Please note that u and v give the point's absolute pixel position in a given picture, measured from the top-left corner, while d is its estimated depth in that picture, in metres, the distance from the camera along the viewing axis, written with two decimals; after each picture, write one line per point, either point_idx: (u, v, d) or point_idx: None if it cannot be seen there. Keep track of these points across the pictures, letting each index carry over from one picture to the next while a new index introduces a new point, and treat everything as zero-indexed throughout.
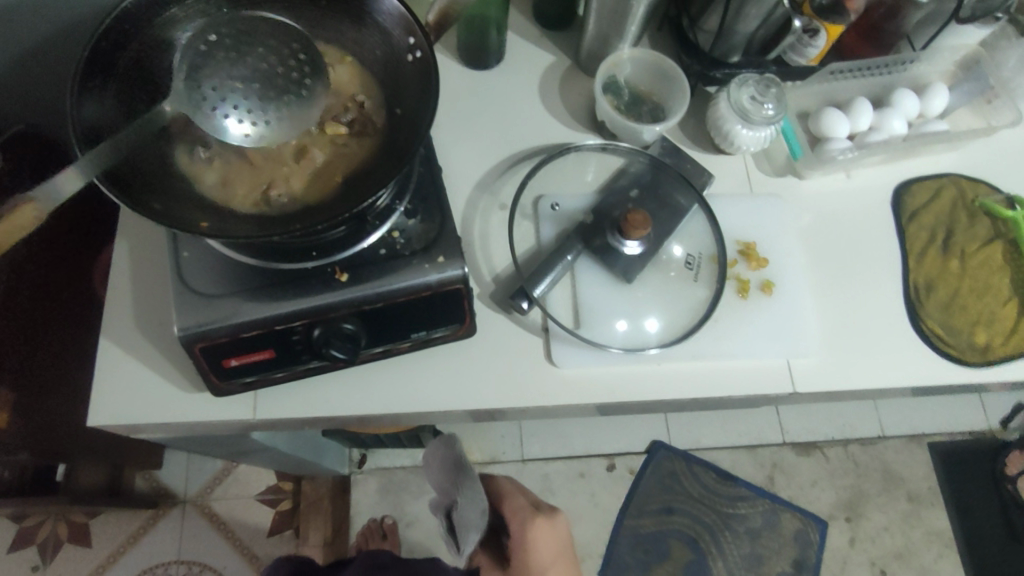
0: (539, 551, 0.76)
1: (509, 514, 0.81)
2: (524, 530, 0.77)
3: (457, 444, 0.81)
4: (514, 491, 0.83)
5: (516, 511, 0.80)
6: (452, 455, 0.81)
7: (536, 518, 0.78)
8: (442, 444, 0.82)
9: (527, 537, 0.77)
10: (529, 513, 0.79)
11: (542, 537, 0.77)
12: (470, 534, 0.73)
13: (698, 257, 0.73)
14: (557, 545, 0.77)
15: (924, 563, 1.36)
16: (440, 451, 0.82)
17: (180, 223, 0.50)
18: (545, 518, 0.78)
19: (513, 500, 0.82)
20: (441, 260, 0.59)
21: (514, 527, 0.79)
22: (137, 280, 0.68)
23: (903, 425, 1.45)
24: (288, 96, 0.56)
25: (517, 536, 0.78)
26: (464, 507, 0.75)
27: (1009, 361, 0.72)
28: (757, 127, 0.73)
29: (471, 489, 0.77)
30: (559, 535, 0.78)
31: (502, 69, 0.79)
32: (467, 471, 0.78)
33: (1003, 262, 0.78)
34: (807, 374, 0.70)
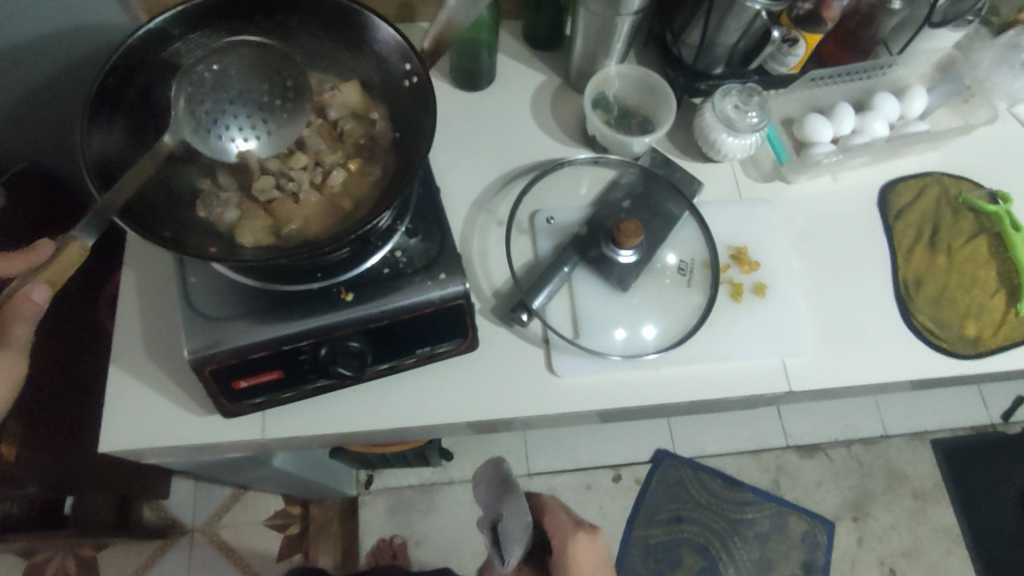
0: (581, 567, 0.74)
1: (551, 529, 0.79)
2: (566, 547, 0.76)
3: (506, 464, 0.78)
4: (556, 506, 0.82)
5: (558, 526, 0.79)
6: (499, 473, 0.77)
7: (578, 534, 0.77)
8: (490, 461, 0.78)
9: (569, 551, 0.76)
10: (571, 527, 0.78)
11: (581, 553, 0.75)
12: (515, 547, 0.71)
13: (691, 263, 0.74)
14: (600, 563, 0.77)
15: (935, 561, 1.36)
16: (486, 470, 0.78)
17: (191, 250, 0.52)
18: (587, 533, 0.77)
19: (555, 517, 0.80)
20: (442, 277, 0.61)
21: (556, 542, 0.78)
22: (147, 307, 0.69)
23: (906, 423, 1.46)
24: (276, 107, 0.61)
25: (559, 555, 0.76)
26: (510, 521, 0.73)
27: (1000, 352, 0.74)
28: (742, 134, 0.75)
29: (517, 504, 0.75)
30: (600, 553, 0.77)
31: (493, 89, 0.81)
32: (514, 487, 0.76)
33: (989, 255, 0.79)
34: (802, 373, 0.71)
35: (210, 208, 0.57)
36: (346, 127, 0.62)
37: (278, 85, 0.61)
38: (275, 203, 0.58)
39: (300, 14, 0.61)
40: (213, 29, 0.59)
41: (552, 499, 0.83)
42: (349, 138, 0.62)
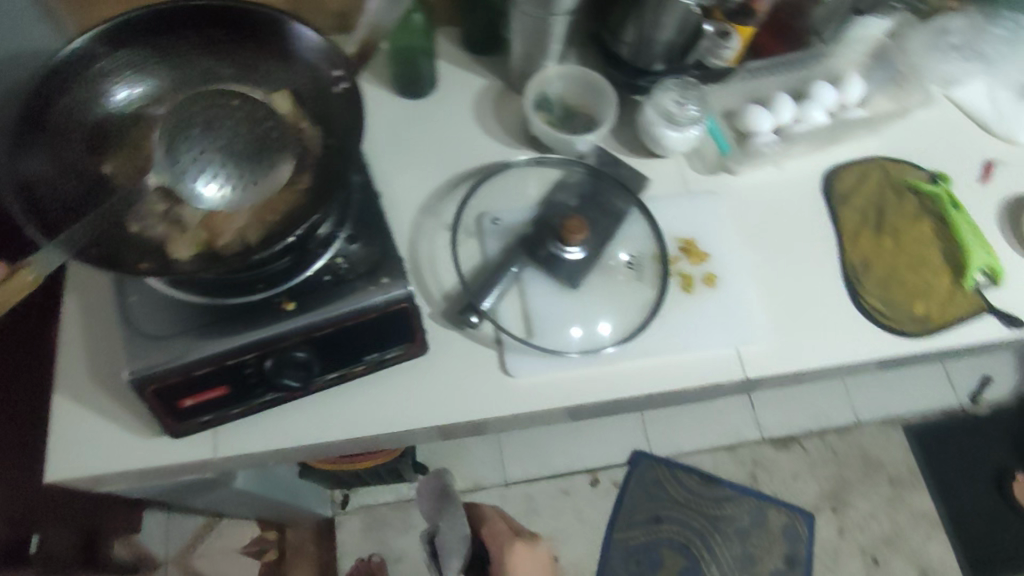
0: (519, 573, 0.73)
1: (490, 540, 0.79)
2: (503, 553, 0.76)
3: (446, 476, 0.86)
4: (496, 517, 0.83)
5: (496, 537, 0.79)
6: (440, 485, 0.85)
7: (517, 542, 0.76)
8: (432, 478, 0.86)
9: (506, 557, 0.75)
10: (509, 536, 0.78)
11: (520, 559, 0.75)
12: (453, 557, 0.73)
13: (641, 257, 0.75)
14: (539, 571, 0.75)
15: (914, 545, 1.37)
16: (429, 485, 0.85)
17: (120, 266, 0.52)
18: (525, 542, 0.77)
19: (496, 527, 0.80)
20: (386, 281, 0.60)
21: (495, 552, 0.77)
22: (91, 328, 0.68)
23: (876, 409, 1.47)
24: (256, 166, 0.59)
25: (497, 560, 0.76)
26: (448, 531, 0.77)
27: (949, 330, 0.75)
28: (684, 127, 0.76)
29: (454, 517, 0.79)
30: (541, 562, 0.76)
31: (435, 95, 0.81)
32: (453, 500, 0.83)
33: (933, 234, 0.81)
34: (756, 361, 0.72)
35: (140, 221, 0.57)
36: (275, 135, 0.61)
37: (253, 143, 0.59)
38: (208, 215, 0.57)
39: (224, 27, 0.62)
40: (139, 47, 0.61)
41: (492, 511, 0.85)
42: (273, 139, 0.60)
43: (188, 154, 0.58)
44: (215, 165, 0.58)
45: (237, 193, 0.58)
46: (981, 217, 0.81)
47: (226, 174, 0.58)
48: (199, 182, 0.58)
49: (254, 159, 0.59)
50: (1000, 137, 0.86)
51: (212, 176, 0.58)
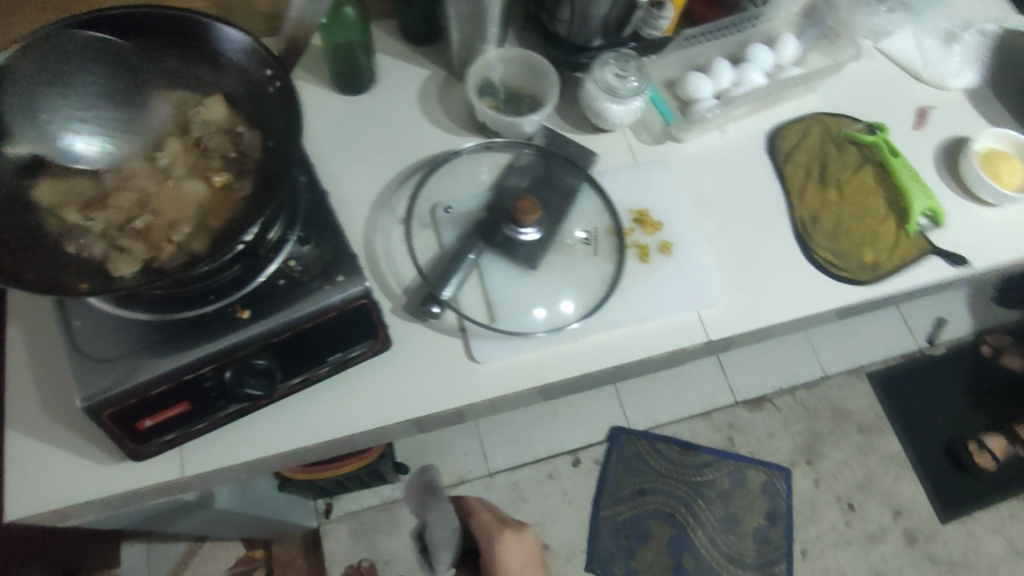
0: (509, 562, 0.73)
1: (478, 530, 0.79)
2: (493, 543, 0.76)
3: (433, 469, 0.77)
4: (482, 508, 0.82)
5: (484, 526, 0.79)
6: (426, 481, 0.76)
7: (504, 531, 0.76)
8: (418, 470, 0.77)
9: (496, 549, 0.75)
10: (497, 526, 0.78)
11: (510, 547, 0.75)
12: (443, 552, 0.71)
13: (596, 232, 0.75)
14: (529, 558, 0.75)
15: (888, 488, 1.42)
16: (415, 478, 0.77)
17: (60, 288, 0.50)
18: (513, 532, 0.77)
19: (483, 518, 0.80)
20: (341, 279, 0.60)
21: (483, 543, 0.78)
22: (40, 361, 0.66)
23: (841, 360, 1.51)
24: (126, 110, 0.60)
25: (488, 552, 0.76)
26: (436, 527, 0.73)
27: (899, 274, 0.77)
28: (626, 100, 0.76)
29: (446, 513, 0.73)
30: (529, 549, 0.76)
31: (377, 89, 0.80)
32: (442, 493, 0.75)
33: (875, 183, 0.83)
34: (717, 322, 0.73)
35: (79, 241, 0.55)
36: (213, 142, 0.60)
37: (128, 93, 0.60)
38: (150, 228, 0.56)
39: (148, 34, 0.60)
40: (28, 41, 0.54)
41: (478, 501, 0.84)
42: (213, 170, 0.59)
43: (56, 117, 0.57)
44: (96, 125, 0.58)
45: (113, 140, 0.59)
46: (920, 162, 0.84)
47: (102, 129, 0.59)
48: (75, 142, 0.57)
49: (131, 108, 0.60)
50: (931, 83, 0.89)
51: (87, 133, 0.58)
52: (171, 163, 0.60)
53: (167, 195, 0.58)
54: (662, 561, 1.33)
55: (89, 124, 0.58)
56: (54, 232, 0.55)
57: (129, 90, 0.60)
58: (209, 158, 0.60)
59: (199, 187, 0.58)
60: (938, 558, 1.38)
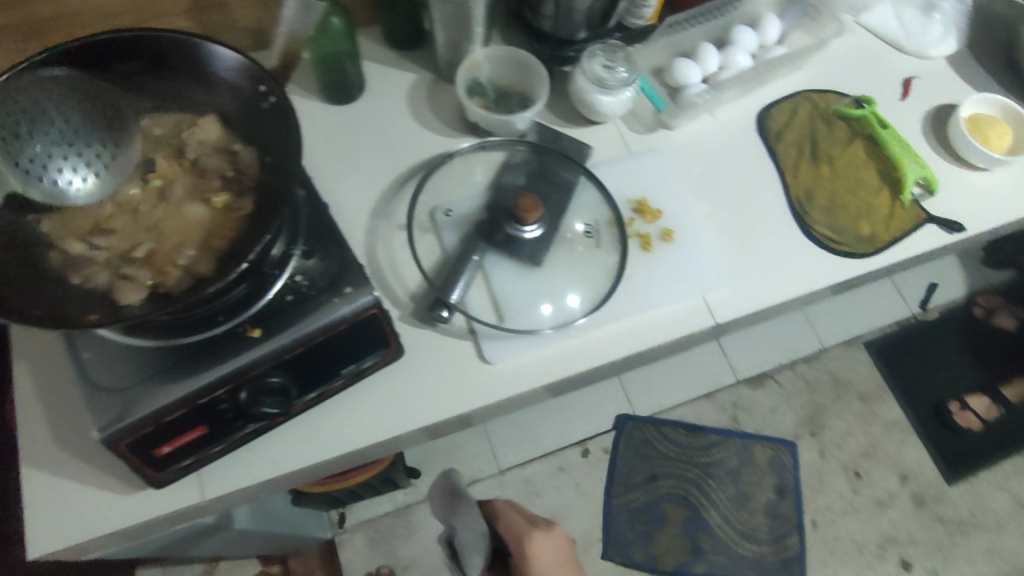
0: (540, 564, 0.74)
1: (507, 533, 0.79)
2: (524, 545, 0.76)
3: (456, 474, 0.79)
4: (510, 508, 0.81)
5: (513, 529, 0.78)
6: (450, 484, 0.78)
7: (533, 532, 0.77)
8: (440, 476, 0.80)
9: (528, 550, 0.75)
10: (526, 527, 0.78)
11: (542, 547, 0.76)
12: (473, 557, 0.71)
13: (597, 224, 0.75)
14: (562, 557, 0.76)
15: (893, 454, 1.44)
16: (438, 483, 0.79)
17: (69, 322, 0.49)
18: (542, 531, 0.77)
19: (510, 519, 0.80)
20: (350, 291, 0.59)
21: (514, 546, 0.77)
22: (48, 394, 0.65)
23: (838, 331, 1.53)
24: (110, 140, 0.56)
25: (519, 554, 0.76)
26: (464, 531, 0.73)
27: (896, 244, 0.78)
28: (616, 91, 0.76)
29: (471, 514, 0.75)
30: (561, 547, 0.77)
31: (366, 97, 0.80)
32: (466, 496, 0.77)
33: (866, 155, 0.84)
34: (722, 305, 0.73)
35: (83, 272, 0.54)
36: (210, 162, 0.60)
37: (107, 119, 0.55)
38: (153, 254, 0.55)
39: (134, 58, 0.59)
40: None
41: (504, 503, 0.82)
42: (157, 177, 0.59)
43: (42, 151, 0.52)
44: (82, 156, 0.54)
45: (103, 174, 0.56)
46: (907, 132, 0.85)
47: (86, 161, 0.54)
48: (63, 177, 0.53)
49: (112, 136, 0.56)
50: (911, 52, 0.90)
51: (76, 167, 0.54)
52: (173, 189, 0.59)
53: (169, 218, 0.58)
54: (678, 543, 1.35)
55: (76, 157, 0.54)
56: (56, 264, 0.54)
57: (111, 114, 0.56)
58: (208, 178, 0.59)
59: (200, 209, 0.58)
60: (947, 519, 1.41)
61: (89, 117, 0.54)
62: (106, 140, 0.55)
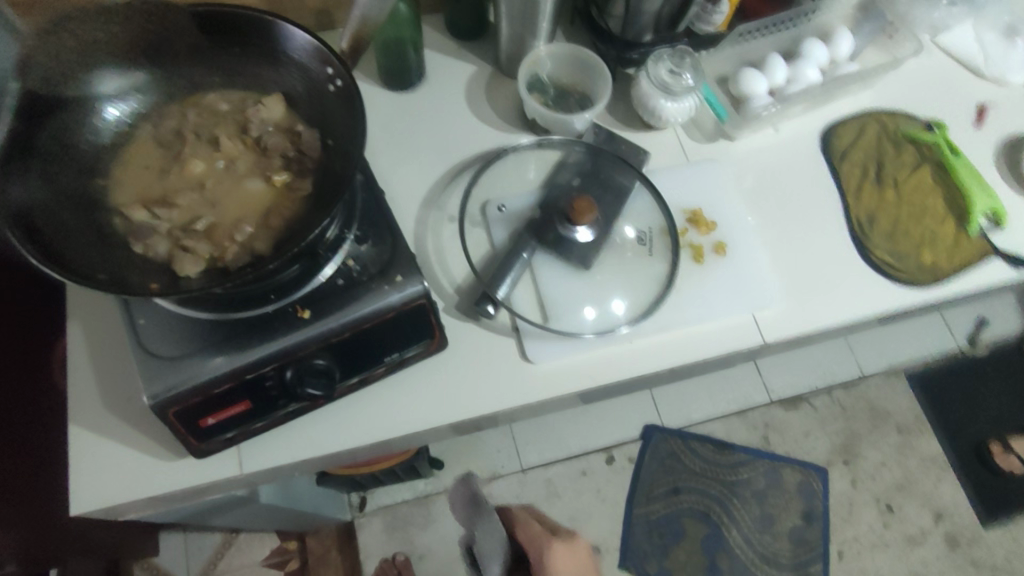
0: (560, 566, 0.71)
1: (527, 541, 0.78)
2: (541, 553, 0.74)
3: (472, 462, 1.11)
4: (529, 519, 0.81)
5: (534, 537, 0.77)
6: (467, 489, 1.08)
7: (555, 538, 0.75)
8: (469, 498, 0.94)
9: (544, 558, 0.72)
10: (547, 537, 0.76)
11: (561, 557, 0.72)
12: (493, 565, 0.77)
13: (649, 231, 0.74)
14: (581, 570, 0.73)
15: (927, 491, 1.40)
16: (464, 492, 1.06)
17: (132, 289, 0.50)
18: (564, 542, 0.75)
19: (531, 529, 0.79)
20: (400, 279, 0.59)
21: (533, 553, 0.75)
22: (100, 357, 0.67)
23: (880, 360, 1.49)
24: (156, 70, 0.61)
25: (536, 565, 0.73)
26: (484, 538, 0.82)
27: (958, 276, 0.75)
28: (680, 98, 0.75)
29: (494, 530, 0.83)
30: (581, 561, 0.74)
31: (426, 87, 0.80)
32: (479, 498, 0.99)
33: (933, 182, 0.81)
34: (772, 324, 0.72)
35: (145, 241, 0.55)
36: (273, 140, 0.61)
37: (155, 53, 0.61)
38: (213, 228, 0.56)
39: (206, 32, 0.60)
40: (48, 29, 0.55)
41: (522, 512, 0.86)
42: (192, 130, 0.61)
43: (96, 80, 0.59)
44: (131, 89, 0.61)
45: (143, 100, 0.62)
46: (980, 161, 0.82)
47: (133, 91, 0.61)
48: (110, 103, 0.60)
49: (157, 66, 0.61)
50: (990, 78, 0.87)
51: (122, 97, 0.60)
52: (239, 163, 0.60)
53: (232, 191, 0.59)
54: (696, 560, 1.33)
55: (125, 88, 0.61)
56: (121, 229, 0.56)
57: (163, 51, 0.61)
58: (270, 156, 0.60)
59: (260, 185, 0.59)
60: (980, 562, 1.36)
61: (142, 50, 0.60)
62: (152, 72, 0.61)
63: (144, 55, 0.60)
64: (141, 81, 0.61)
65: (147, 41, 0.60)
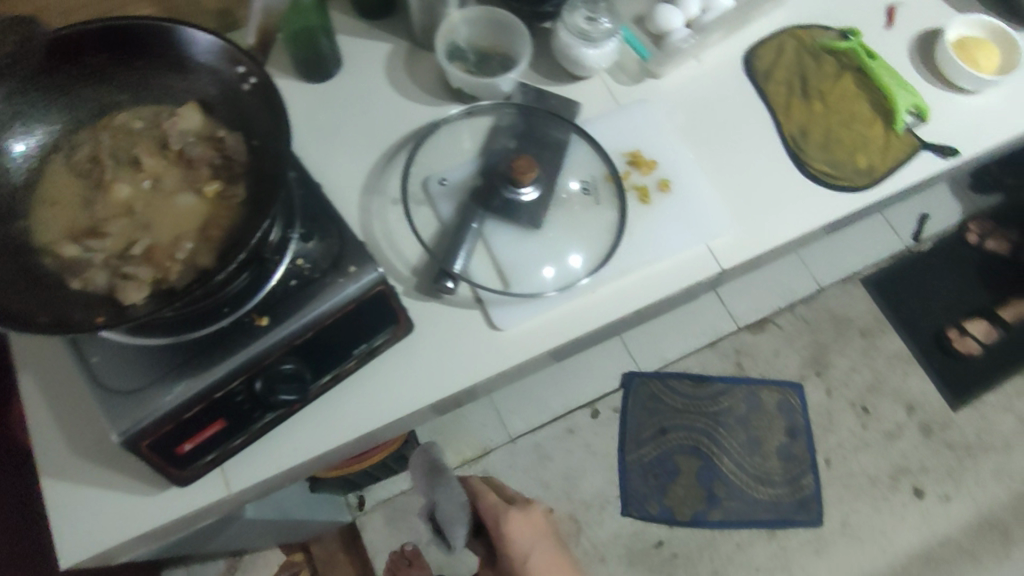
0: (518, 540, 0.79)
1: (484, 511, 0.83)
2: (501, 523, 0.80)
3: (435, 450, 0.85)
4: (486, 489, 0.86)
5: (490, 508, 0.83)
6: (428, 460, 0.84)
7: (511, 512, 0.81)
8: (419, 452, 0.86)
9: (505, 530, 0.80)
10: (504, 507, 0.82)
11: (519, 526, 0.80)
12: (457, 528, 0.79)
13: (593, 181, 0.75)
14: (539, 531, 0.81)
15: (896, 386, 1.46)
16: (419, 457, 0.86)
17: (77, 325, 0.48)
18: (519, 510, 0.82)
19: (487, 499, 0.84)
20: (354, 270, 0.58)
21: (491, 524, 0.82)
22: (59, 404, 0.64)
23: (834, 270, 1.53)
24: (60, 99, 0.58)
25: (498, 536, 0.80)
26: (446, 506, 0.80)
27: (892, 175, 0.78)
28: (600, 44, 0.75)
29: (450, 487, 0.81)
30: (537, 523, 0.81)
31: (344, 72, 0.78)
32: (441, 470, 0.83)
33: (856, 88, 0.83)
34: (725, 251, 0.73)
35: (82, 275, 0.53)
36: (195, 151, 0.59)
37: (57, 85, 0.58)
38: (151, 250, 0.54)
39: (107, 49, 0.57)
40: None
41: (478, 481, 0.88)
42: (111, 154, 0.58)
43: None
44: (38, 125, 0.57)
45: (52, 134, 0.58)
46: (895, 61, 0.84)
47: (38, 125, 0.57)
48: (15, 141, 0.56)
49: (59, 95, 0.58)
50: None
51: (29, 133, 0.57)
52: (165, 180, 0.58)
53: (163, 210, 0.57)
54: (693, 493, 1.37)
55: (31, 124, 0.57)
56: (54, 267, 0.53)
57: (65, 81, 0.58)
58: (196, 168, 0.58)
59: (190, 199, 0.57)
60: (953, 444, 1.43)
61: (42, 84, 0.57)
62: (55, 102, 0.58)
63: (45, 85, 0.57)
64: (49, 110, 0.58)
65: (46, 73, 0.57)
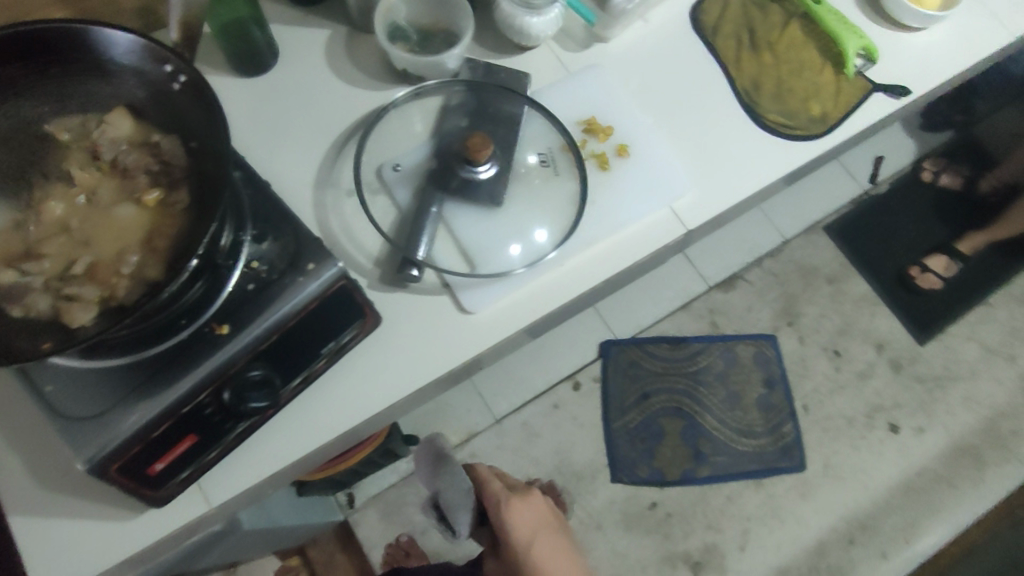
0: (519, 526, 0.80)
1: (484, 495, 0.83)
2: (503, 508, 0.81)
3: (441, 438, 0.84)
4: (488, 473, 0.85)
5: (492, 491, 0.83)
6: (435, 448, 0.84)
7: (513, 497, 0.82)
8: (424, 440, 0.85)
9: (506, 515, 0.80)
10: (507, 493, 0.83)
11: (521, 510, 0.81)
12: (462, 515, 0.78)
13: (550, 152, 0.73)
14: (540, 519, 0.82)
15: (866, 327, 1.49)
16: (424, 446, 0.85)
17: (23, 354, 0.45)
18: (521, 496, 0.83)
19: (489, 483, 0.84)
20: (313, 267, 0.56)
21: (492, 506, 0.82)
22: (17, 439, 0.61)
23: (796, 221, 1.55)
24: None
25: (499, 522, 0.81)
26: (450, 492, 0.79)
27: (846, 119, 0.78)
28: (543, 10, 0.72)
29: (454, 475, 0.80)
30: (538, 509, 0.83)
31: (282, 64, 0.74)
32: (448, 460, 0.82)
33: (803, 35, 0.82)
34: (690, 210, 0.73)
35: (23, 302, 0.50)
36: (130, 160, 0.56)
37: None
38: (95, 268, 0.51)
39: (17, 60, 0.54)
40: None
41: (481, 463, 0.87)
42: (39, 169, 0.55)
43: None
44: None
45: None
46: (840, 5, 0.84)
47: None
48: None
49: None
50: None
51: None
52: (101, 192, 0.55)
53: (103, 224, 0.54)
54: (680, 453, 1.38)
55: None
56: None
57: None
58: (133, 177, 0.55)
59: (130, 209, 0.54)
60: (924, 377, 1.47)
61: None
62: None
63: None
64: None
65: None
